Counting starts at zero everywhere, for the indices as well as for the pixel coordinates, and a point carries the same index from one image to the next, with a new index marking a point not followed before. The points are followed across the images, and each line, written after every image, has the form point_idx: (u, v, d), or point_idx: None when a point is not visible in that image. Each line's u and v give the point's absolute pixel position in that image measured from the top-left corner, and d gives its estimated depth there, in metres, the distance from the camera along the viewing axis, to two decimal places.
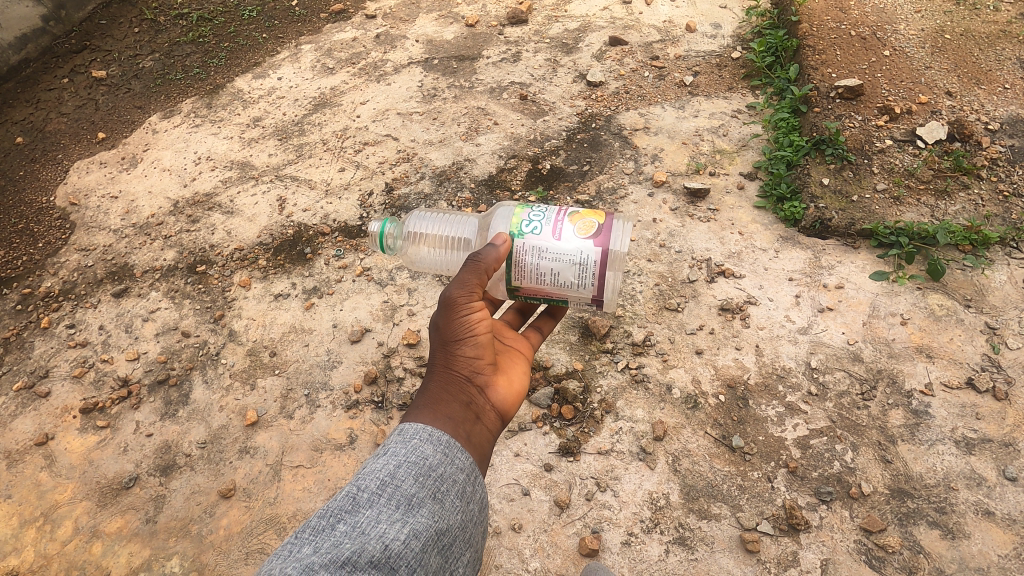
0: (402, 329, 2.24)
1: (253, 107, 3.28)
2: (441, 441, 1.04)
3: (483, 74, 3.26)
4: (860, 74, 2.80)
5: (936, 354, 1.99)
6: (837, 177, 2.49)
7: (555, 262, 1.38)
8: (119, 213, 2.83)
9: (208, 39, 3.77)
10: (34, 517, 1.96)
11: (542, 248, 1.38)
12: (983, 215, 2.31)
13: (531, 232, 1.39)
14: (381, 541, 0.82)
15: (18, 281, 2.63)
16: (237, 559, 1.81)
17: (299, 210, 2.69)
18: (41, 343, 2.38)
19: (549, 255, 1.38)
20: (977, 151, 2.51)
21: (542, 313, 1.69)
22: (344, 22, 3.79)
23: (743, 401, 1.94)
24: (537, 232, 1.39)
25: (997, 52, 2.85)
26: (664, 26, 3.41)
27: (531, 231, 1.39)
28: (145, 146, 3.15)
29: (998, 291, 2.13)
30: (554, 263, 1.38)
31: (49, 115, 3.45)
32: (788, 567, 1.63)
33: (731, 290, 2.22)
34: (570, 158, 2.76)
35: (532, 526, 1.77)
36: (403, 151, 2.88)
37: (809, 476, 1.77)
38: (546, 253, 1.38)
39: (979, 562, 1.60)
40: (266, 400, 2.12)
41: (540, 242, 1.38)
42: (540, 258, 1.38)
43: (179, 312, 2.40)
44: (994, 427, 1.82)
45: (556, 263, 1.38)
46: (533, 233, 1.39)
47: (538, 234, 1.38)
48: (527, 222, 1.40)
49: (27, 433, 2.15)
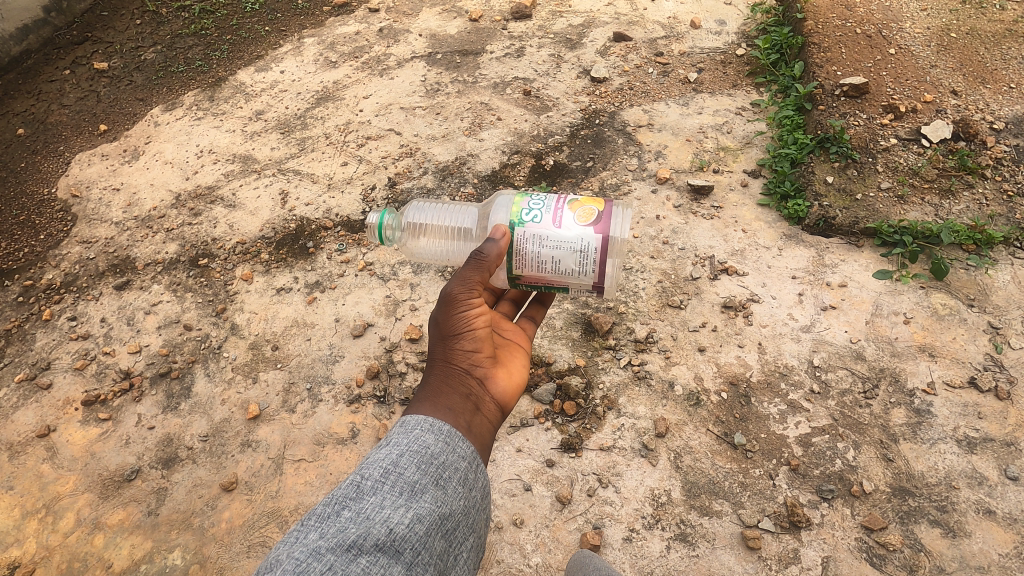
0: (404, 324, 2.24)
1: (255, 100, 3.27)
2: (443, 431, 1.03)
3: (487, 69, 3.25)
4: (865, 72, 2.79)
5: (938, 353, 1.99)
6: (841, 175, 2.49)
7: (554, 250, 1.38)
8: (120, 206, 2.82)
9: (210, 31, 3.75)
10: (35, 509, 1.97)
11: (541, 236, 1.38)
12: (987, 215, 2.31)
13: (531, 221, 1.38)
14: (386, 525, 0.82)
15: (18, 274, 2.62)
16: (238, 552, 1.81)
17: (301, 204, 2.68)
18: (42, 335, 2.38)
19: (549, 243, 1.38)
20: (981, 150, 2.50)
21: (532, 302, 1.70)
22: (347, 16, 3.78)
23: (744, 399, 1.94)
24: (536, 220, 1.38)
25: (1003, 51, 2.83)
26: (669, 22, 3.40)
27: (531, 220, 1.38)
28: (146, 139, 3.14)
29: (1001, 291, 2.12)
30: (553, 251, 1.38)
31: (50, 106, 3.44)
32: (790, 564, 1.64)
33: (733, 288, 2.22)
34: (573, 154, 2.75)
35: (533, 522, 1.77)
36: (406, 146, 2.88)
37: (811, 474, 1.78)
38: (546, 241, 1.38)
39: (980, 561, 1.60)
40: (268, 394, 2.12)
41: (541, 230, 1.37)
42: (541, 246, 1.38)
43: (181, 305, 2.40)
44: (996, 426, 1.83)
45: (555, 251, 1.38)
46: (532, 221, 1.38)
47: (537, 223, 1.38)
48: (527, 211, 1.39)
49: (28, 425, 2.15)
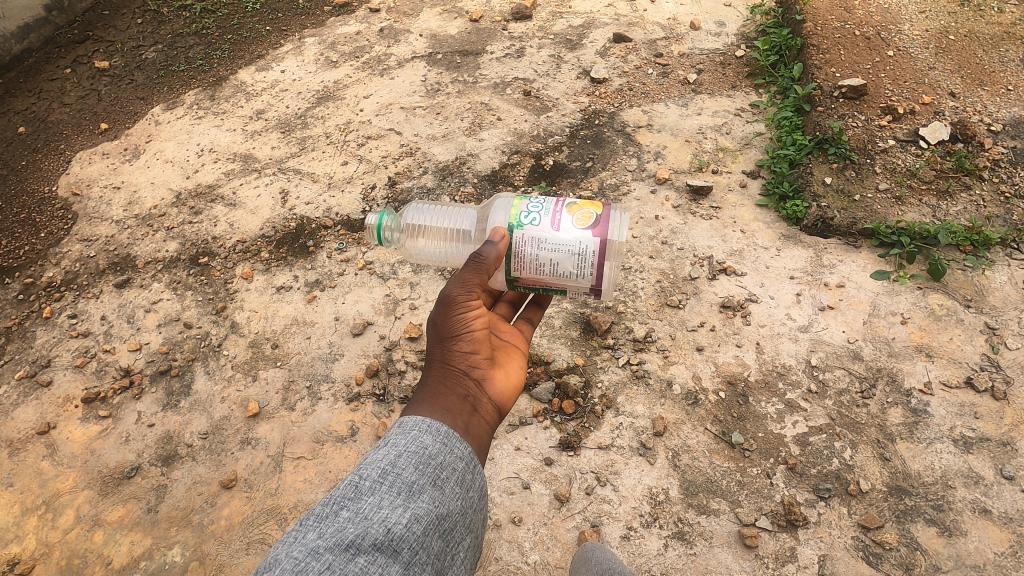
0: (404, 322, 2.25)
1: (256, 99, 3.28)
2: (441, 431, 1.03)
3: (487, 69, 3.26)
4: (863, 74, 2.80)
5: (935, 353, 2.00)
6: (840, 176, 2.50)
7: (553, 253, 1.39)
8: (121, 204, 2.83)
9: (211, 31, 3.76)
10: (35, 505, 1.97)
11: (541, 239, 1.38)
12: (985, 216, 2.32)
13: (531, 224, 1.39)
14: (384, 525, 0.83)
15: (19, 272, 2.63)
16: (237, 549, 1.82)
17: (302, 203, 2.69)
18: (42, 333, 2.39)
19: (548, 247, 1.39)
20: (979, 152, 2.51)
21: (530, 304, 1.71)
22: (348, 16, 3.79)
23: (742, 398, 1.95)
24: (536, 224, 1.39)
25: (1001, 53, 2.85)
26: (669, 24, 3.42)
27: (531, 223, 1.39)
28: (147, 137, 3.15)
29: (998, 291, 2.13)
30: (552, 254, 1.39)
31: (51, 105, 3.44)
32: (787, 563, 1.64)
33: (732, 287, 2.23)
34: (573, 154, 2.76)
35: (532, 520, 1.78)
36: (406, 146, 2.89)
37: (808, 473, 1.79)
38: (545, 244, 1.38)
39: (976, 560, 1.61)
40: (268, 392, 2.13)
41: (540, 233, 1.38)
42: (540, 249, 1.39)
43: (181, 303, 2.40)
44: (992, 425, 1.84)
45: (554, 254, 1.39)
46: (532, 224, 1.39)
47: (537, 226, 1.39)
48: (527, 214, 1.40)
49: (28, 422, 2.15)
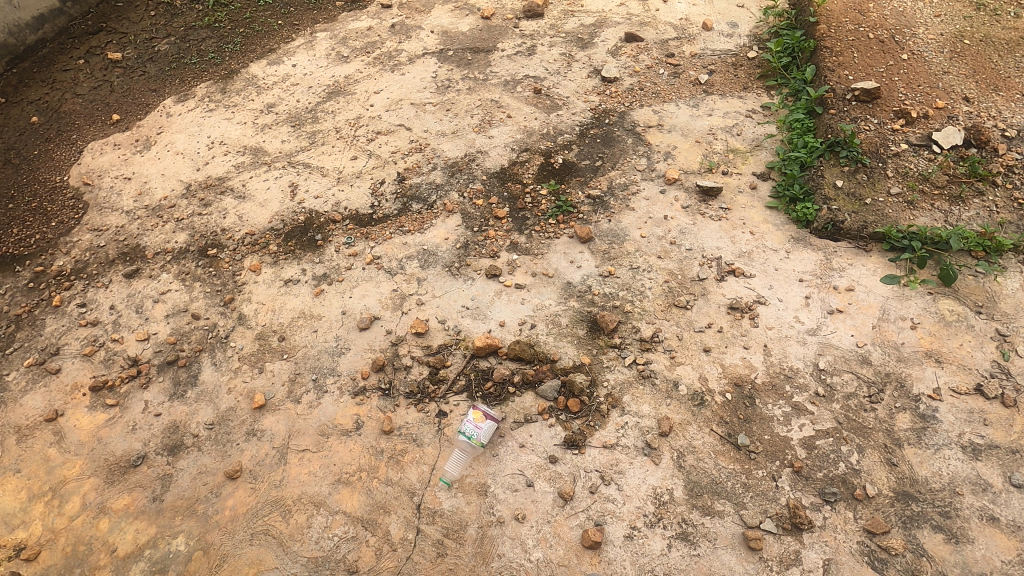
0: (410, 318, 2.25)
1: (267, 93, 3.29)
2: None
3: (498, 67, 3.25)
4: (877, 77, 2.77)
5: (945, 359, 1.99)
6: (851, 180, 2.48)
7: (460, 490, 1.84)
8: (132, 195, 2.85)
9: (223, 24, 3.77)
10: (42, 491, 1.98)
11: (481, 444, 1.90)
12: (997, 223, 2.30)
13: (471, 435, 1.91)
14: None
15: (30, 259, 2.64)
16: (242, 540, 1.82)
17: (310, 197, 2.70)
18: (52, 321, 2.40)
19: (458, 453, 1.91)
20: (993, 157, 2.49)
21: None
22: (360, 12, 3.80)
23: (749, 400, 1.94)
24: (476, 427, 1.91)
25: (1016, 59, 2.81)
26: (681, 24, 3.41)
27: (467, 432, 1.91)
28: (159, 129, 3.17)
29: (1009, 298, 2.11)
30: (460, 463, 1.89)
31: (64, 95, 3.46)
32: (791, 565, 1.63)
33: (740, 289, 2.22)
34: (583, 153, 2.76)
35: (535, 517, 1.77)
36: (415, 142, 2.89)
37: (814, 477, 1.78)
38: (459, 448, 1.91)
39: (982, 567, 1.60)
40: (273, 384, 2.13)
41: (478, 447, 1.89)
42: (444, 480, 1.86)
43: (189, 294, 2.42)
44: (1001, 433, 1.82)
45: (465, 453, 1.91)
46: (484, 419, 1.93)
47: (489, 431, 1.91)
48: (469, 416, 1.93)
49: (37, 409, 2.16)
